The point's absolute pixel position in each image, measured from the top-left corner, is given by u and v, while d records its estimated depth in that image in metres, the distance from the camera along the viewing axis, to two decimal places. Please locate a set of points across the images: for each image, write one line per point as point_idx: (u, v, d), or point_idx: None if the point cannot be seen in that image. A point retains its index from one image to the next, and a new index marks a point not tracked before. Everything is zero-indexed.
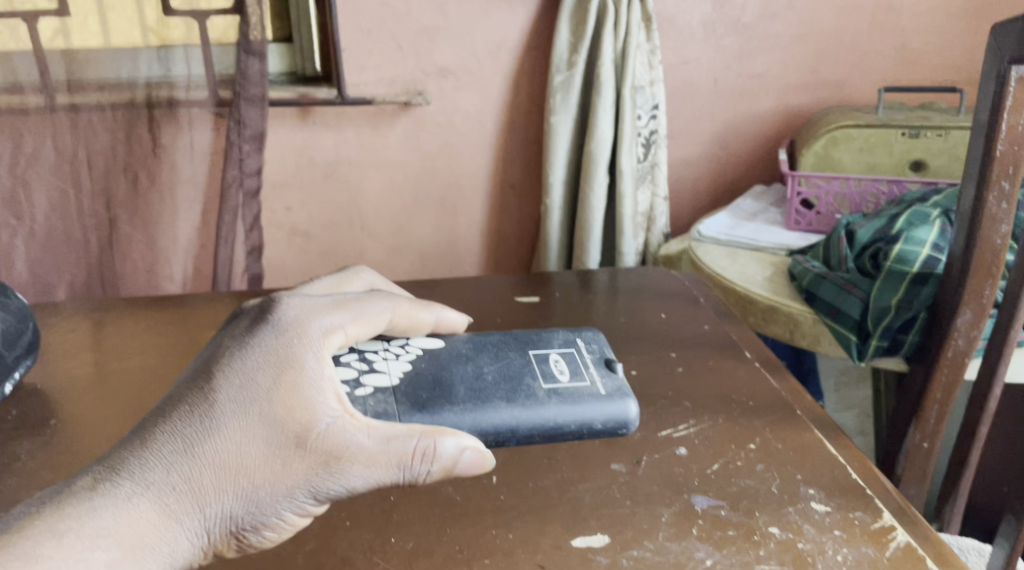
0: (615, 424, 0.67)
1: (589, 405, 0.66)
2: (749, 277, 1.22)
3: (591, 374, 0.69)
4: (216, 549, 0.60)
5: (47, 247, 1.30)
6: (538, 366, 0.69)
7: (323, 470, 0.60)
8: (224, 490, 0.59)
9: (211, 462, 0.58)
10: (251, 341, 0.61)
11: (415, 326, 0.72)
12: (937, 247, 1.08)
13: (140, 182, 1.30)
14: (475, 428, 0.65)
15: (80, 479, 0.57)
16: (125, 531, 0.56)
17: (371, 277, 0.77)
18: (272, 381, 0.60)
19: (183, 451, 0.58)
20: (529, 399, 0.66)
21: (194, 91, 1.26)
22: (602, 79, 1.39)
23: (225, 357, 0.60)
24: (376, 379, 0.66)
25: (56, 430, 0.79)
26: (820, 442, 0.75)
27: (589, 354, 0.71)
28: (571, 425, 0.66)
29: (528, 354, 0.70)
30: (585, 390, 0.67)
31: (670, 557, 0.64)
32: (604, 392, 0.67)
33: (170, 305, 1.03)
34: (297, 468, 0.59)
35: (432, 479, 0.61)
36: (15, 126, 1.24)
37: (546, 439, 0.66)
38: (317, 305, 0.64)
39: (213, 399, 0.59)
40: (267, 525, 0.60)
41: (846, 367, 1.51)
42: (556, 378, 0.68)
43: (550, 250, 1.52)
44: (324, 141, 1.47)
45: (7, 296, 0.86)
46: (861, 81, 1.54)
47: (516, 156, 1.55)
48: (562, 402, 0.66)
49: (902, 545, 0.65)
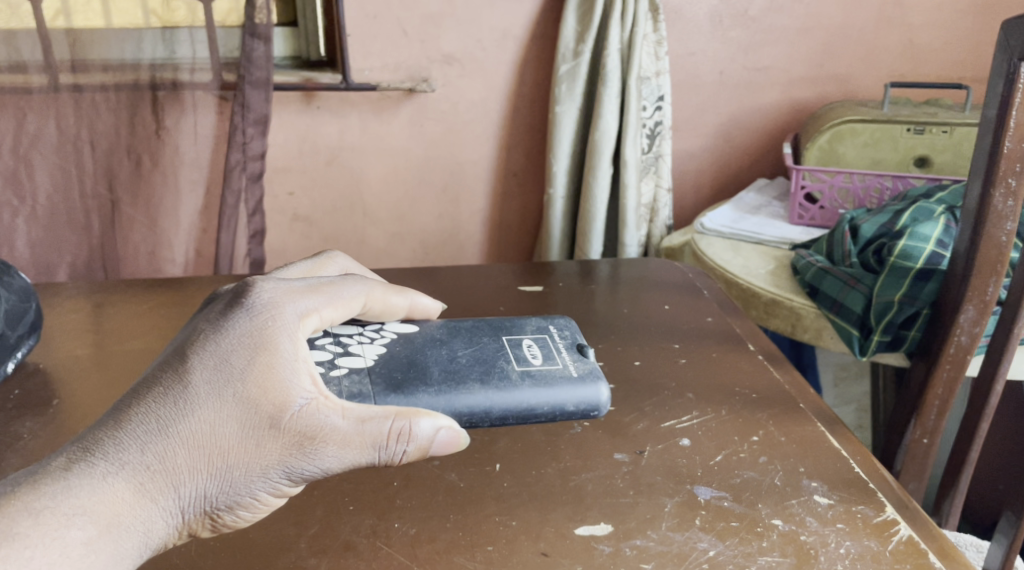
0: (586, 406, 0.65)
1: (563, 387, 0.65)
2: (752, 270, 1.22)
3: (563, 358, 0.67)
4: (190, 528, 0.58)
5: (49, 228, 1.29)
6: (511, 350, 0.68)
7: (298, 450, 0.57)
8: (199, 470, 0.56)
9: (185, 441, 0.56)
10: (225, 323, 0.59)
11: (389, 311, 0.70)
12: (942, 243, 1.08)
13: (143, 164, 1.29)
14: (448, 409, 0.63)
15: (53, 459, 0.55)
16: (98, 511, 0.54)
17: (344, 263, 0.76)
18: (247, 361, 0.58)
19: (157, 430, 0.56)
20: (500, 382, 0.65)
21: (198, 73, 1.25)
22: (608, 70, 1.38)
23: (200, 339, 0.58)
24: (350, 362, 0.65)
25: (59, 410, 0.79)
26: (823, 435, 0.75)
27: (561, 339, 0.70)
28: (544, 406, 0.65)
29: (501, 339, 0.69)
30: (557, 372, 0.66)
31: (673, 547, 0.64)
32: (577, 374, 0.66)
33: (173, 288, 1.02)
34: (271, 448, 0.57)
35: (409, 460, 0.59)
36: (18, 105, 1.23)
37: (519, 422, 0.65)
38: (292, 289, 0.63)
39: (188, 379, 0.57)
40: (241, 504, 0.58)
41: (845, 363, 1.52)
42: (529, 362, 0.67)
43: (553, 239, 1.52)
44: (327, 127, 1.47)
45: (10, 275, 0.86)
46: (867, 76, 1.53)
47: (520, 144, 1.54)
48: (536, 385, 0.65)
49: (905, 538, 0.65)
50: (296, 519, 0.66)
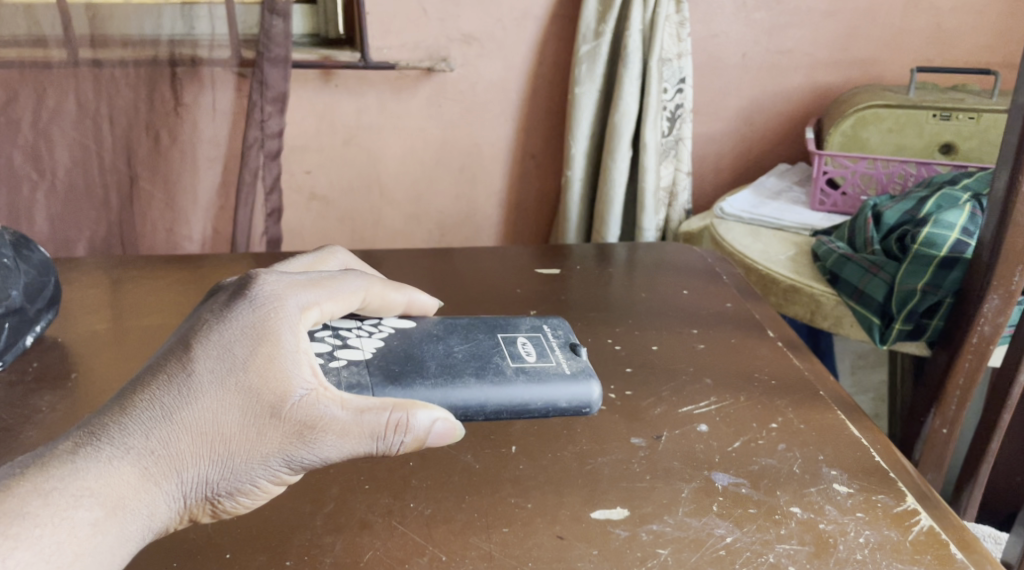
0: (577, 404, 0.65)
1: (556, 383, 0.65)
2: (772, 257, 1.21)
3: (556, 356, 0.68)
4: (191, 514, 0.57)
5: (68, 202, 1.29)
6: (506, 347, 0.68)
7: (298, 439, 0.57)
8: (201, 456, 0.56)
9: (188, 428, 0.56)
10: (228, 314, 0.58)
11: (388, 307, 0.70)
12: (967, 231, 1.06)
13: (162, 140, 1.29)
14: (444, 402, 0.63)
15: (60, 443, 0.55)
16: (104, 493, 0.54)
17: (346, 259, 0.75)
18: (249, 351, 0.57)
19: (161, 417, 0.56)
20: (494, 377, 0.65)
21: (217, 50, 1.25)
22: (629, 50, 1.37)
23: (203, 329, 0.58)
24: (348, 353, 0.65)
25: (77, 383, 0.79)
26: (843, 423, 0.75)
27: (554, 338, 0.70)
28: (536, 404, 0.65)
29: (496, 336, 0.70)
30: (551, 369, 0.67)
31: (690, 533, 0.63)
32: (570, 371, 0.67)
33: (189, 265, 1.02)
34: (272, 437, 0.57)
35: (405, 451, 0.59)
36: (38, 79, 1.23)
37: (512, 416, 0.65)
38: (293, 282, 0.62)
39: (191, 368, 0.56)
40: (242, 491, 0.58)
41: (863, 351, 1.51)
42: (523, 359, 0.67)
43: (570, 222, 1.51)
44: (345, 106, 1.46)
45: (29, 249, 0.86)
46: (892, 60, 1.51)
47: (539, 125, 1.53)
48: (530, 381, 0.65)
49: (925, 528, 0.64)
50: (313, 497, 0.65)
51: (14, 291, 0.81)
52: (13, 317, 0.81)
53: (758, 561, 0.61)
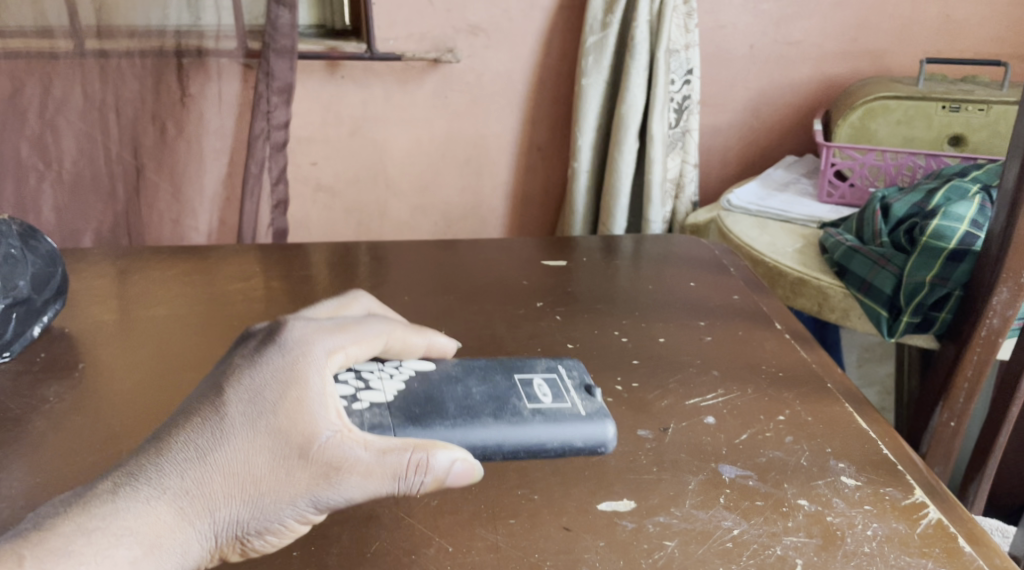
0: (593, 442, 0.66)
1: (571, 424, 0.65)
2: (779, 249, 1.21)
3: (571, 397, 0.67)
4: (223, 555, 0.58)
5: (75, 193, 1.29)
6: (523, 388, 0.67)
7: (324, 480, 0.57)
8: (233, 495, 0.57)
9: (217, 467, 0.57)
10: (259, 359, 0.60)
11: (409, 351, 0.70)
12: (976, 223, 1.05)
13: (168, 131, 1.29)
14: (463, 443, 0.63)
15: (100, 483, 0.56)
16: (144, 531, 0.55)
17: (370, 302, 0.75)
18: (278, 395, 0.58)
19: (195, 457, 0.57)
20: (511, 416, 0.65)
21: (223, 41, 1.24)
22: (636, 41, 1.36)
23: (236, 373, 0.59)
24: (369, 392, 0.64)
25: (84, 373, 0.79)
26: (851, 416, 0.74)
27: (570, 378, 0.69)
28: (554, 444, 0.65)
29: (513, 377, 0.69)
30: (567, 410, 0.66)
31: (697, 525, 0.63)
32: (585, 413, 0.66)
33: (195, 256, 1.02)
34: (299, 476, 0.57)
35: (425, 491, 0.59)
36: (45, 70, 1.24)
37: (529, 457, 0.65)
38: (320, 328, 0.63)
39: (224, 411, 0.58)
40: (272, 532, 0.58)
41: (870, 344, 1.50)
42: (539, 399, 0.67)
43: (576, 214, 1.50)
44: (351, 97, 1.46)
45: (35, 240, 0.84)
46: (901, 51, 1.50)
47: (545, 117, 1.53)
48: (547, 421, 0.65)
49: (933, 522, 0.64)
50: None
51: (22, 281, 0.81)
52: (20, 307, 0.81)
53: (765, 553, 0.61)
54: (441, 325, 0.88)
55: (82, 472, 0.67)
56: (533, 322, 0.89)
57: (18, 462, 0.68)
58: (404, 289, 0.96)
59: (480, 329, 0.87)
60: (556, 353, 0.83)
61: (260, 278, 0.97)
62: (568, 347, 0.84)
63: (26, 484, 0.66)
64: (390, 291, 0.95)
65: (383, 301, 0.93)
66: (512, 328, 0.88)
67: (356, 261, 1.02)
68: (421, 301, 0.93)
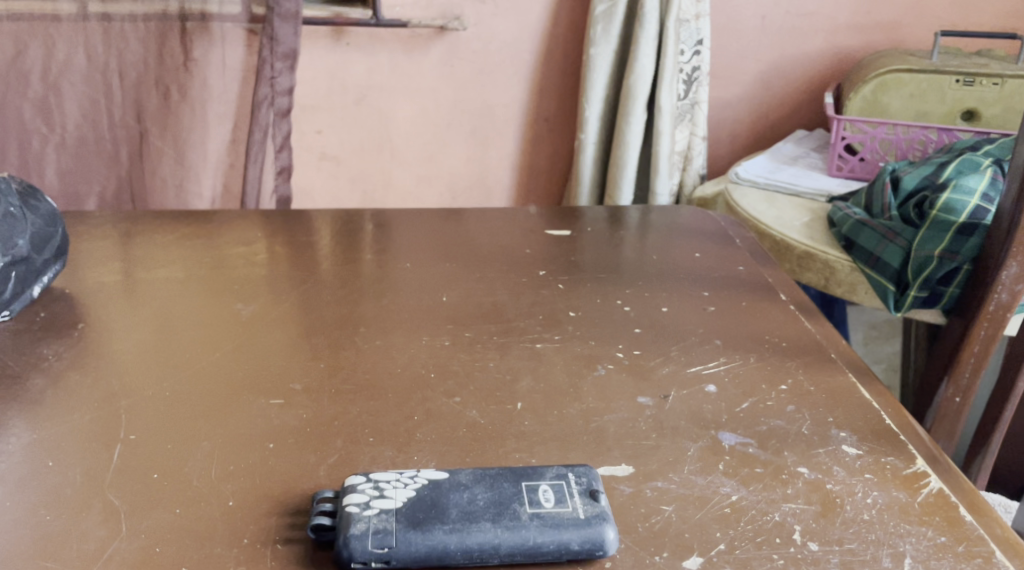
0: (597, 481, 0.60)
1: (575, 536, 0.57)
2: (787, 222, 1.19)
3: (574, 506, 0.58)
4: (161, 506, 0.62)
5: (78, 157, 1.28)
6: (521, 497, 0.59)
7: (267, 448, 0.65)
8: (173, 459, 0.64)
9: (169, 435, 0.66)
10: (233, 337, 0.78)
11: None
12: (987, 197, 1.04)
13: (171, 96, 1.28)
14: (462, 554, 0.56)
15: (63, 435, 0.66)
16: (82, 487, 0.61)
17: None
18: (241, 367, 0.74)
19: (158, 418, 0.67)
20: (511, 480, 0.60)
21: (227, 5, 1.24)
22: (645, 10, 1.35)
23: (211, 346, 0.77)
24: (381, 500, 0.58)
25: (84, 332, 0.78)
26: (854, 386, 0.73)
27: (578, 491, 0.60)
28: (547, 469, 0.61)
29: (517, 486, 0.60)
30: (568, 516, 0.58)
31: (695, 491, 0.62)
32: (585, 518, 0.57)
33: (199, 220, 1.01)
34: (240, 445, 0.65)
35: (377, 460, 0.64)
36: (47, 33, 1.21)
37: (528, 565, 0.57)
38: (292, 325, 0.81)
39: (194, 373, 0.73)
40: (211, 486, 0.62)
41: (876, 321, 1.49)
42: (538, 505, 0.58)
43: (583, 186, 1.49)
44: (356, 64, 1.44)
45: (37, 199, 0.84)
46: (916, 25, 1.48)
47: (553, 87, 1.51)
48: (548, 527, 0.57)
49: (935, 491, 0.63)
50: (316, 449, 0.65)
51: (22, 240, 0.80)
52: (19, 266, 0.80)
53: (763, 519, 0.60)
54: (443, 291, 0.87)
55: (77, 428, 0.66)
56: (535, 289, 0.88)
57: (17, 416, 0.68)
58: (406, 255, 0.95)
59: (481, 296, 0.87)
60: (557, 320, 0.83)
61: (263, 243, 0.97)
62: (570, 314, 0.83)
63: (25, 439, 0.66)
64: (393, 257, 0.95)
65: (385, 266, 0.92)
66: (514, 295, 0.87)
67: (359, 228, 1.01)
68: (423, 267, 0.93)
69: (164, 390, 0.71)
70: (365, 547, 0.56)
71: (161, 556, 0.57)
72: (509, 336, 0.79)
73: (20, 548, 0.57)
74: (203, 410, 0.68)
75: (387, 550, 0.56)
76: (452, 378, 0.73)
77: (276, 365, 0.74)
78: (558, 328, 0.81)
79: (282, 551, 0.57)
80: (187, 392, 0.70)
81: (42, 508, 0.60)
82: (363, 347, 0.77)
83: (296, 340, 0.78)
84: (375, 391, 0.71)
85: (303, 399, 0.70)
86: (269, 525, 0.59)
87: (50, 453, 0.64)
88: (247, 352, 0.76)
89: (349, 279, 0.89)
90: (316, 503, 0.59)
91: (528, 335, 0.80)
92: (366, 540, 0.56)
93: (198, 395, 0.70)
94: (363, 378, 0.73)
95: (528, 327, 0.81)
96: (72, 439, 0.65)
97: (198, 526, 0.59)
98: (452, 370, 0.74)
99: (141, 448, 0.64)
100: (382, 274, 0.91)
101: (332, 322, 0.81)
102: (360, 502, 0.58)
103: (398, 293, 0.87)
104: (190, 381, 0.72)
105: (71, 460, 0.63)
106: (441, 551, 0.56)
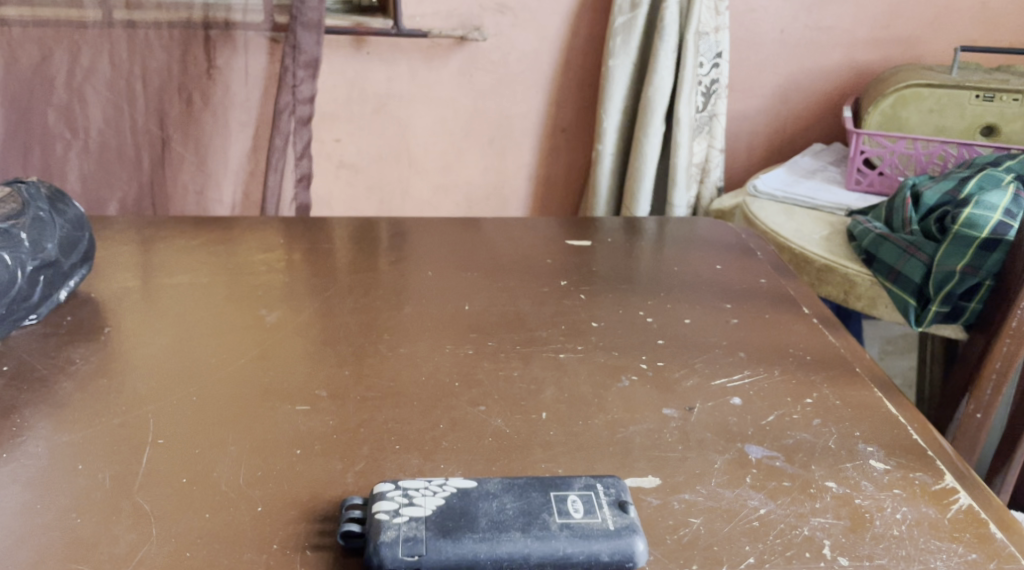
0: (625, 492, 0.60)
1: (605, 549, 0.57)
2: (806, 235, 1.19)
3: (605, 520, 0.58)
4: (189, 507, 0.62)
5: (101, 162, 1.28)
6: (552, 509, 0.59)
7: (294, 455, 0.65)
8: (203, 464, 0.64)
9: (197, 442, 0.66)
10: (257, 343, 0.78)
11: None
12: (1010, 212, 1.04)
13: (194, 103, 1.28)
14: (492, 566, 0.56)
15: (93, 439, 0.66)
16: (113, 491, 0.61)
17: None
18: (264, 375, 0.74)
19: (186, 423, 0.68)
20: (540, 490, 0.60)
21: (251, 14, 1.24)
22: (665, 23, 1.35)
23: (236, 352, 0.77)
24: (410, 508, 0.58)
25: (111, 336, 0.79)
26: (880, 401, 0.73)
27: (606, 499, 0.60)
28: (576, 479, 0.61)
29: (547, 496, 0.60)
30: (599, 529, 0.57)
31: (723, 503, 0.62)
32: (615, 531, 0.57)
33: (220, 227, 1.02)
34: (268, 453, 0.65)
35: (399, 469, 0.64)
36: (73, 39, 1.22)
37: None
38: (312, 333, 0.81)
39: (217, 379, 0.73)
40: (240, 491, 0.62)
41: (892, 336, 1.49)
42: (569, 516, 0.58)
43: (600, 197, 1.49)
44: (376, 74, 1.45)
45: (64, 204, 0.85)
46: (934, 40, 1.48)
47: (571, 97, 1.51)
48: (578, 539, 0.57)
49: (964, 507, 0.63)
50: (343, 455, 0.65)
51: (50, 244, 0.80)
52: (48, 270, 0.80)
53: (792, 533, 0.60)
54: (465, 300, 0.87)
55: (106, 432, 0.67)
56: (557, 299, 0.88)
57: (44, 420, 0.68)
58: (426, 264, 0.95)
59: (504, 306, 0.87)
60: (580, 330, 0.83)
61: (283, 250, 0.97)
62: (593, 325, 0.83)
63: (52, 442, 0.66)
64: (413, 265, 0.95)
65: (406, 275, 0.93)
66: (537, 305, 0.87)
67: (378, 236, 1.02)
68: (443, 276, 0.93)
69: (190, 396, 0.71)
70: (395, 555, 0.56)
71: (193, 560, 0.57)
72: (532, 346, 0.79)
73: (52, 552, 0.57)
74: (231, 417, 0.68)
75: (417, 558, 0.56)
76: (476, 387, 0.73)
77: (300, 372, 0.74)
78: (582, 339, 0.81)
79: (311, 558, 0.57)
80: (212, 398, 0.70)
81: (73, 511, 0.60)
82: (386, 355, 0.77)
83: (319, 348, 0.78)
84: (400, 399, 0.71)
85: (328, 406, 0.70)
86: (298, 531, 0.59)
87: (79, 457, 0.64)
88: (270, 359, 0.76)
89: (370, 287, 0.89)
90: (345, 510, 0.59)
91: (551, 345, 0.80)
92: (396, 548, 0.56)
93: (225, 402, 0.70)
94: (388, 387, 0.73)
95: (550, 338, 0.81)
96: (100, 444, 0.65)
97: (229, 531, 0.59)
98: (476, 379, 0.74)
99: (169, 453, 0.65)
100: (403, 282, 0.91)
101: (355, 329, 0.81)
102: (390, 509, 0.58)
103: (420, 302, 0.87)
104: (215, 388, 0.72)
105: (99, 464, 0.64)
106: (471, 560, 0.56)
